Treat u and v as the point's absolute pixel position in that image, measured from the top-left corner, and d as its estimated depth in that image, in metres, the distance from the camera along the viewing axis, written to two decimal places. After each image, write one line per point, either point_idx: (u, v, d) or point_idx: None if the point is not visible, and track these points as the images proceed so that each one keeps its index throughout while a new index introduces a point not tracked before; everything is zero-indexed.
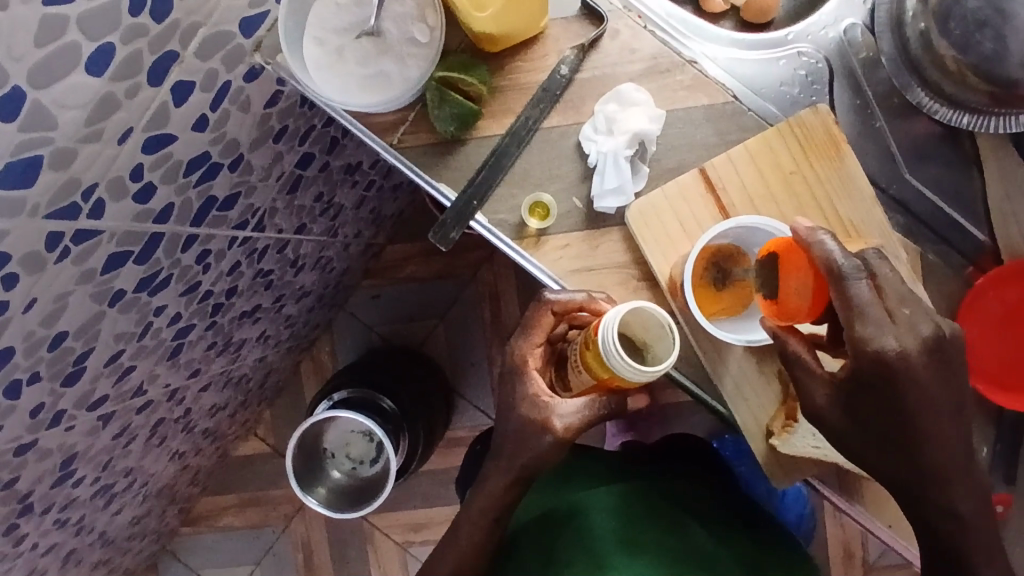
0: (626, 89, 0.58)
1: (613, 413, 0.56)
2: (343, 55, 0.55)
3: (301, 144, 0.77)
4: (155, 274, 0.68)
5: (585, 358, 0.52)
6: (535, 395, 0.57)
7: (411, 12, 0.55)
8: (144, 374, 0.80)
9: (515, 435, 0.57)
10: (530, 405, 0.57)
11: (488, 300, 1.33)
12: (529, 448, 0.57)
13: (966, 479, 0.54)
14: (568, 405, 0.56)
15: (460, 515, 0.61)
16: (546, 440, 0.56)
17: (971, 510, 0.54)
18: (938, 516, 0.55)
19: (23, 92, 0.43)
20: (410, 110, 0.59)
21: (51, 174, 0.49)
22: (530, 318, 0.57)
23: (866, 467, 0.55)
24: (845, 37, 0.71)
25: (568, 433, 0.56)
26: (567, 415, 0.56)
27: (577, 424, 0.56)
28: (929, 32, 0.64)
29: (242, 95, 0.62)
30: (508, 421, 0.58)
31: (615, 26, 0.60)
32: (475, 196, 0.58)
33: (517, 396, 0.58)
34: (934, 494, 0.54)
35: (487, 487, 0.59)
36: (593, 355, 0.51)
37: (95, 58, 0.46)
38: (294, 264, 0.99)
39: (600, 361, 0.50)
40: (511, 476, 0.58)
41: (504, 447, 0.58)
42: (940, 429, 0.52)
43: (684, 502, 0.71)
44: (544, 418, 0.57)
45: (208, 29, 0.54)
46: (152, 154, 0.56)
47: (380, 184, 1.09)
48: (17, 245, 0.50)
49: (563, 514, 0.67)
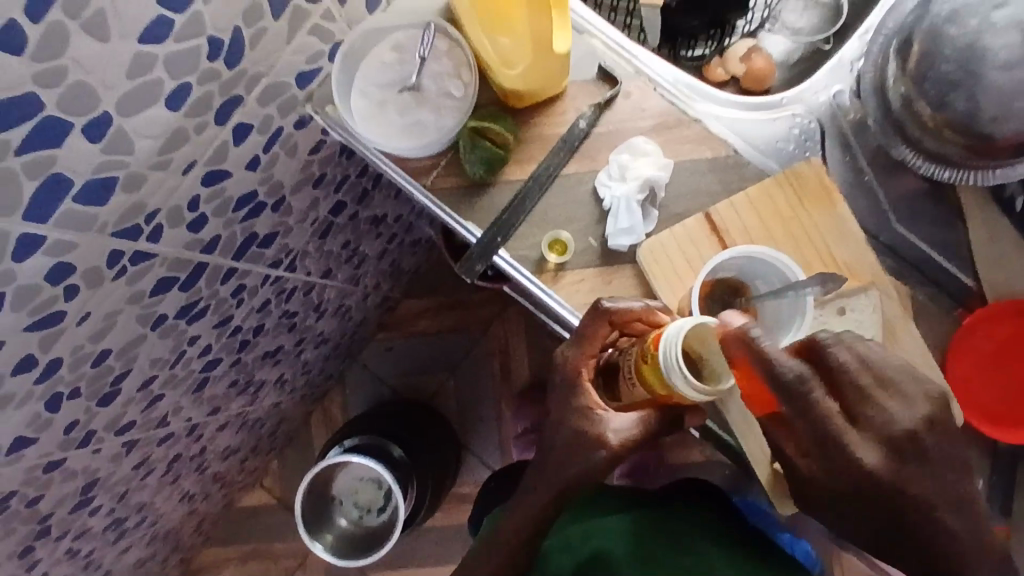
0: (636, 141, 0.63)
1: (665, 429, 0.54)
2: (385, 107, 0.63)
3: (336, 191, 0.84)
4: (195, 303, 0.73)
5: (642, 372, 0.50)
6: (589, 407, 0.55)
7: (447, 70, 0.62)
8: (169, 405, 0.84)
9: (562, 448, 0.56)
10: (585, 418, 0.55)
11: (498, 355, 1.37)
12: (579, 462, 0.55)
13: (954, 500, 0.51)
14: (623, 420, 0.54)
15: (501, 517, 0.60)
16: (601, 454, 0.54)
17: (971, 536, 0.51)
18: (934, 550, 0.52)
19: (110, 118, 0.48)
20: (442, 156, 0.64)
21: (121, 196, 0.54)
22: (586, 328, 0.56)
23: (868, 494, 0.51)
24: (834, 103, 0.72)
25: (621, 451, 0.54)
26: (622, 429, 0.54)
27: (633, 441, 0.54)
28: (909, 94, 0.65)
29: (290, 141, 0.68)
30: (558, 435, 0.56)
31: (628, 87, 0.64)
32: (500, 233, 0.63)
33: (569, 409, 0.56)
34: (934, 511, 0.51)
35: (522, 503, 0.58)
36: (650, 368, 0.49)
37: (174, 95, 0.52)
38: (316, 309, 1.05)
39: (658, 376, 0.48)
40: (552, 494, 0.57)
41: (549, 463, 0.57)
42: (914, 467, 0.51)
43: (710, 534, 0.71)
44: (598, 433, 0.54)
45: (269, 79, 0.60)
46: (208, 187, 0.62)
47: (401, 237, 1.16)
48: (83, 259, 0.54)
49: (580, 537, 0.69)
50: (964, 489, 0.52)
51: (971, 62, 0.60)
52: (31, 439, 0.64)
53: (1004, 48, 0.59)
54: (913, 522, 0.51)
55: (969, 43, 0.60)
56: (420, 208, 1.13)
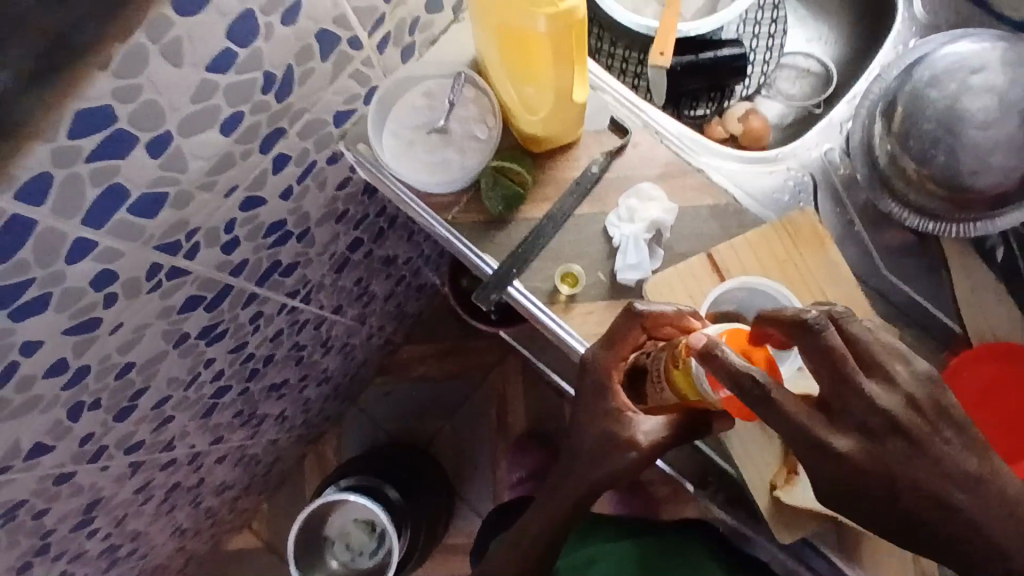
0: (644, 187, 0.68)
1: (693, 434, 0.56)
2: (413, 146, 0.68)
3: (356, 228, 0.89)
4: (216, 325, 0.76)
5: (673, 377, 0.53)
6: (619, 410, 0.58)
7: (473, 115, 0.68)
8: (177, 428, 0.85)
9: (594, 448, 0.58)
10: (614, 421, 0.57)
11: (496, 403, 1.39)
12: (608, 465, 0.58)
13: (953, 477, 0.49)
14: (651, 424, 0.56)
15: (526, 522, 0.63)
16: (631, 456, 0.56)
17: (981, 518, 0.49)
18: (939, 533, 0.50)
19: (171, 137, 0.53)
20: (463, 194, 0.69)
21: (169, 212, 0.57)
22: (617, 330, 0.57)
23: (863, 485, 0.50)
24: (825, 158, 0.73)
25: (651, 452, 0.56)
26: (650, 432, 0.56)
27: (661, 443, 0.56)
28: (895, 151, 0.66)
29: (321, 175, 0.73)
30: (587, 437, 0.59)
31: (637, 138, 0.70)
32: (515, 265, 0.68)
33: (599, 411, 0.58)
34: (934, 491, 0.48)
35: (553, 503, 0.61)
36: (681, 374, 0.52)
37: (228, 121, 0.56)
38: (324, 345, 1.07)
39: (692, 384, 0.52)
40: (577, 498, 0.60)
41: (579, 464, 0.59)
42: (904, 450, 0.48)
43: (703, 545, 0.77)
44: (627, 436, 0.57)
45: (311, 115, 0.65)
46: (245, 212, 0.67)
47: (409, 280, 1.20)
48: (126, 268, 0.58)
49: (584, 562, 0.77)
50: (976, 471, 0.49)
51: (951, 120, 0.62)
52: (49, 446, 0.65)
53: (981, 110, 0.62)
54: (913, 504, 0.49)
55: (949, 105, 0.62)
56: (427, 253, 1.18)
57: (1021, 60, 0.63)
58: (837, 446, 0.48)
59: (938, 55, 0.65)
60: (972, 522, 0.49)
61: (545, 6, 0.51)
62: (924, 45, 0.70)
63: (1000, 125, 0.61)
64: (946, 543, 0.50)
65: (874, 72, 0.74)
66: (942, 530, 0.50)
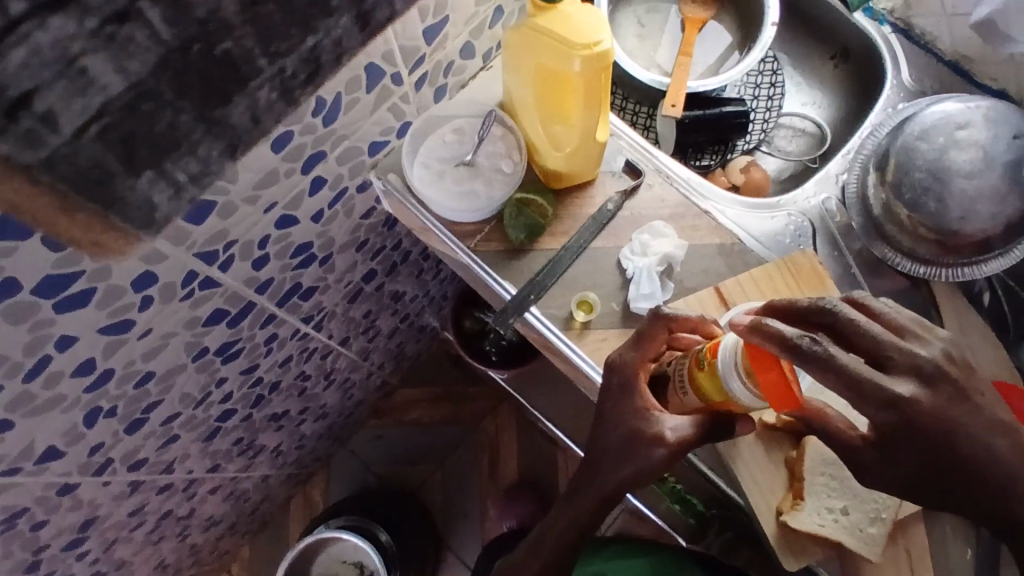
0: (656, 225, 0.73)
1: (718, 436, 0.59)
2: (443, 176, 0.72)
3: (372, 259, 0.92)
4: (234, 342, 0.77)
5: (697, 379, 0.57)
6: (645, 408, 0.61)
7: (500, 150, 0.73)
8: (179, 450, 0.84)
9: (620, 445, 0.61)
10: (642, 417, 0.60)
11: (488, 450, 1.37)
12: (637, 460, 0.60)
13: (991, 424, 0.55)
14: (678, 420, 0.59)
15: (547, 521, 0.67)
16: (659, 452, 0.59)
17: (1013, 465, 0.55)
18: (980, 480, 0.55)
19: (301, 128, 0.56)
20: (487, 223, 0.73)
21: (214, 221, 0.60)
22: (645, 331, 0.62)
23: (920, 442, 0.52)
24: (824, 207, 0.79)
25: (679, 448, 0.59)
26: (678, 428, 0.59)
27: (687, 440, 0.58)
28: (888, 199, 0.73)
29: (350, 202, 0.77)
30: (617, 433, 0.61)
31: (649, 180, 0.75)
32: (533, 292, 0.71)
33: (627, 408, 0.61)
34: (980, 438, 0.54)
35: (578, 501, 0.64)
36: (707, 375, 0.56)
37: (279, 140, 0.60)
38: (326, 378, 1.08)
39: (716, 382, 0.55)
40: (601, 498, 0.62)
41: (606, 461, 0.61)
42: (951, 397, 0.53)
43: (696, 557, 0.82)
44: (656, 432, 0.59)
45: (350, 142, 0.69)
46: (279, 230, 0.70)
47: (412, 319, 1.21)
48: (165, 272, 0.60)
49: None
50: (1004, 418, 0.56)
51: (939, 170, 0.69)
52: (60, 452, 0.66)
53: (966, 162, 0.68)
54: (965, 452, 0.53)
55: (938, 156, 0.69)
56: (432, 293, 1.20)
57: (1002, 118, 0.70)
58: (901, 394, 0.51)
59: (927, 113, 0.72)
60: (999, 463, 0.55)
61: (580, 50, 0.58)
62: (910, 107, 0.79)
63: (984, 175, 0.68)
64: (981, 487, 0.55)
65: (865, 132, 0.81)
66: (983, 474, 0.55)
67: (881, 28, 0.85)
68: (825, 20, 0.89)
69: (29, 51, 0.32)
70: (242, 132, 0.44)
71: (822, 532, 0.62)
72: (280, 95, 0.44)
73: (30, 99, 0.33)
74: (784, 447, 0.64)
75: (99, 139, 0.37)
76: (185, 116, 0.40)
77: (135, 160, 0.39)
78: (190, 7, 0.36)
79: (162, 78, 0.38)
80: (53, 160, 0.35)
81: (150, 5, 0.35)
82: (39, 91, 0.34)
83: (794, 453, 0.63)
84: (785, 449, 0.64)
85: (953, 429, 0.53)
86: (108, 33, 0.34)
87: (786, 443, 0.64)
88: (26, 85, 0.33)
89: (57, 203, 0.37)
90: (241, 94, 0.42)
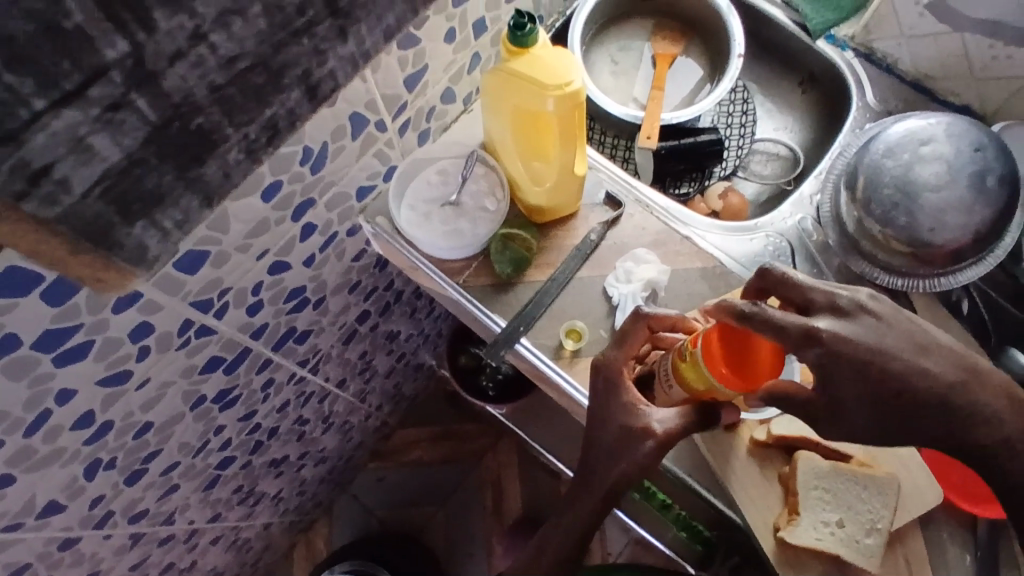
0: (640, 252, 0.75)
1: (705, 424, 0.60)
2: (429, 217, 0.75)
3: (365, 300, 0.93)
4: (231, 389, 0.78)
5: (680, 371, 0.59)
6: (633, 403, 0.62)
7: (483, 190, 0.75)
8: (180, 500, 0.85)
9: (612, 443, 0.62)
10: (629, 414, 0.62)
11: (489, 487, 1.37)
12: (628, 456, 0.61)
13: (937, 352, 0.55)
14: (664, 412, 0.61)
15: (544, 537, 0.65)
16: (648, 445, 0.60)
17: (961, 386, 0.55)
18: (933, 409, 0.54)
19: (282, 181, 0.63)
20: (473, 260, 0.75)
21: (209, 270, 0.62)
22: (626, 328, 0.64)
23: (856, 375, 0.53)
24: (800, 227, 0.82)
25: (667, 439, 0.60)
26: (665, 420, 0.60)
27: (674, 430, 0.60)
28: (860, 216, 0.75)
29: (341, 246, 0.79)
30: (607, 430, 0.62)
31: (629, 211, 0.78)
32: (522, 323, 0.72)
33: (615, 405, 0.63)
34: (919, 366, 0.54)
35: (568, 515, 0.64)
36: (689, 366, 0.58)
37: (268, 190, 0.62)
38: (324, 421, 1.08)
39: (698, 371, 0.57)
40: (598, 499, 0.62)
41: (598, 460, 0.62)
42: (884, 328, 0.55)
43: None
44: (643, 425, 0.60)
45: (338, 188, 0.72)
46: (271, 276, 0.71)
47: (408, 358, 1.22)
48: (162, 322, 0.61)
49: None
50: (948, 345, 0.56)
51: (906, 185, 0.71)
52: (62, 506, 0.66)
53: (932, 176, 0.71)
54: (909, 382, 0.53)
55: (903, 172, 0.72)
56: (427, 330, 1.21)
57: (963, 132, 0.73)
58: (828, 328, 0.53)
59: (891, 131, 0.75)
60: (949, 388, 0.54)
61: (553, 90, 0.61)
62: (875, 127, 0.81)
63: (950, 188, 0.70)
64: (933, 416, 0.55)
65: (836, 152, 0.84)
66: (935, 404, 0.54)
67: (843, 53, 0.90)
68: (788, 49, 0.93)
69: (48, 136, 0.36)
70: (215, 186, 0.47)
71: (819, 546, 0.62)
72: (247, 155, 0.48)
73: (50, 170, 0.37)
74: (776, 463, 0.65)
75: (102, 199, 0.41)
76: (167, 177, 0.44)
77: (130, 212, 0.43)
78: (168, 94, 0.40)
79: (148, 149, 0.41)
80: (65, 216, 0.40)
81: (139, 95, 0.39)
82: (55, 164, 0.37)
83: (785, 469, 0.65)
84: (778, 465, 0.65)
85: (889, 357, 0.53)
86: (107, 119, 0.38)
87: (779, 458, 0.65)
88: (46, 158, 0.37)
89: (65, 248, 0.41)
90: (212, 157, 0.45)
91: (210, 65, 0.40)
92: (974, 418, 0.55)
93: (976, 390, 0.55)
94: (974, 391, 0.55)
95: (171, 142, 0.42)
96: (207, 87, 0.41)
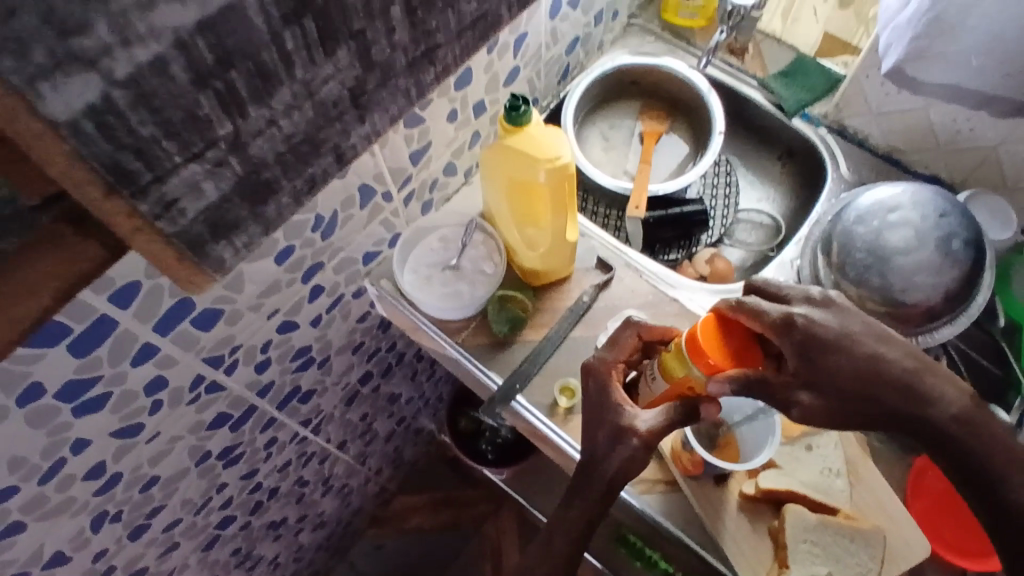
0: (631, 312, 0.79)
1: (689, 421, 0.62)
2: (430, 279, 0.79)
3: (368, 361, 0.97)
4: (235, 446, 0.81)
5: (665, 363, 0.62)
6: (621, 402, 0.65)
7: (482, 254, 0.80)
8: (179, 559, 0.86)
9: (604, 439, 0.63)
10: (618, 412, 0.64)
11: (488, 556, 1.35)
12: (616, 453, 0.63)
13: (894, 343, 0.60)
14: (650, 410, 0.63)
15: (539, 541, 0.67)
16: (635, 442, 0.62)
17: (917, 372, 0.59)
18: (894, 391, 0.59)
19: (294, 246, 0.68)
20: (472, 320, 0.79)
21: (222, 327, 0.66)
22: (617, 335, 0.69)
23: (822, 356, 0.58)
24: None
25: (652, 436, 0.62)
26: (650, 419, 0.62)
27: (659, 427, 0.62)
28: (837, 280, 0.79)
29: (346, 308, 0.84)
30: (598, 427, 0.65)
31: (620, 274, 0.82)
32: (517, 381, 0.75)
33: (605, 403, 0.65)
34: (875, 351, 0.59)
35: (562, 517, 0.65)
36: (673, 355, 0.60)
37: (281, 253, 0.67)
38: (324, 483, 1.09)
39: (681, 360, 0.60)
40: (590, 498, 0.64)
41: (589, 458, 0.64)
42: (844, 318, 0.60)
43: None
44: (631, 423, 0.63)
45: (345, 253, 0.77)
46: (280, 335, 0.75)
47: (408, 422, 1.24)
48: (176, 376, 0.65)
49: None
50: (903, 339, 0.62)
51: (879, 250, 0.76)
52: (67, 557, 0.68)
53: (902, 241, 0.75)
54: (868, 366, 0.58)
55: (874, 237, 0.77)
56: (427, 394, 1.24)
57: (927, 198, 0.78)
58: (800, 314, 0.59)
59: (861, 201, 0.80)
60: (908, 373, 0.59)
61: (545, 163, 0.67)
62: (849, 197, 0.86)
63: (919, 251, 0.75)
64: (895, 399, 0.59)
65: (813, 220, 0.90)
66: (895, 386, 0.59)
67: (817, 130, 0.96)
68: (764, 126, 1.01)
69: (181, 180, 0.35)
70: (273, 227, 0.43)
71: None
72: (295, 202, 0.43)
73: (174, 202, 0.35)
74: (766, 517, 0.67)
75: (205, 223, 0.38)
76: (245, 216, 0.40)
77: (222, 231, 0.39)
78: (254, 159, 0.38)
79: (234, 198, 0.39)
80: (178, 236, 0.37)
81: (234, 157, 0.37)
82: (180, 197, 0.35)
83: (776, 523, 0.66)
84: (768, 520, 0.67)
85: (849, 341, 0.58)
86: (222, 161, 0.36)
87: (768, 513, 0.67)
88: (177, 192, 0.35)
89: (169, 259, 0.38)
90: (272, 199, 0.41)
91: (277, 136, 0.38)
92: (933, 400, 0.59)
93: (930, 377, 0.60)
94: (929, 380, 0.60)
95: (250, 189, 0.39)
96: (271, 152, 0.39)
